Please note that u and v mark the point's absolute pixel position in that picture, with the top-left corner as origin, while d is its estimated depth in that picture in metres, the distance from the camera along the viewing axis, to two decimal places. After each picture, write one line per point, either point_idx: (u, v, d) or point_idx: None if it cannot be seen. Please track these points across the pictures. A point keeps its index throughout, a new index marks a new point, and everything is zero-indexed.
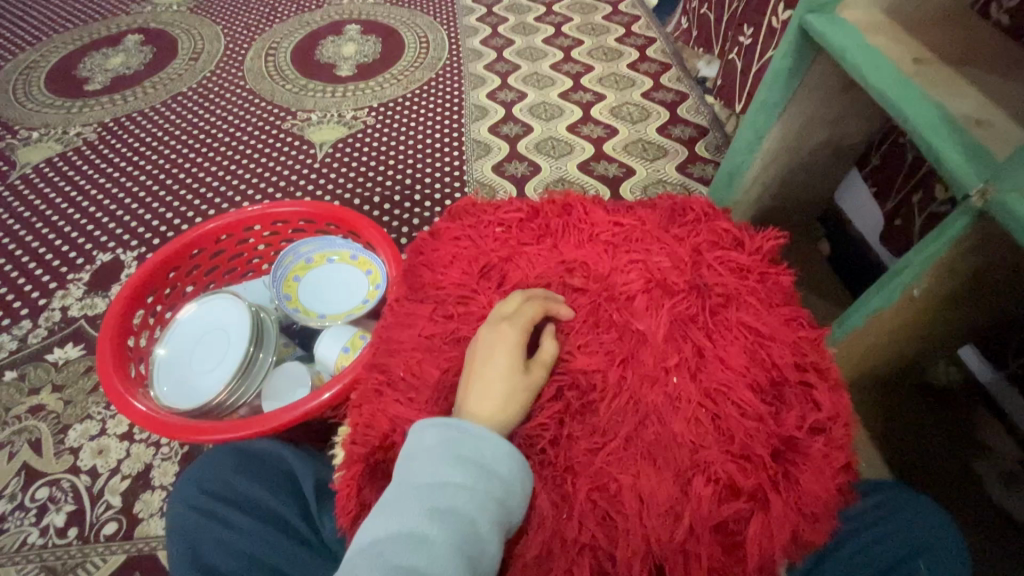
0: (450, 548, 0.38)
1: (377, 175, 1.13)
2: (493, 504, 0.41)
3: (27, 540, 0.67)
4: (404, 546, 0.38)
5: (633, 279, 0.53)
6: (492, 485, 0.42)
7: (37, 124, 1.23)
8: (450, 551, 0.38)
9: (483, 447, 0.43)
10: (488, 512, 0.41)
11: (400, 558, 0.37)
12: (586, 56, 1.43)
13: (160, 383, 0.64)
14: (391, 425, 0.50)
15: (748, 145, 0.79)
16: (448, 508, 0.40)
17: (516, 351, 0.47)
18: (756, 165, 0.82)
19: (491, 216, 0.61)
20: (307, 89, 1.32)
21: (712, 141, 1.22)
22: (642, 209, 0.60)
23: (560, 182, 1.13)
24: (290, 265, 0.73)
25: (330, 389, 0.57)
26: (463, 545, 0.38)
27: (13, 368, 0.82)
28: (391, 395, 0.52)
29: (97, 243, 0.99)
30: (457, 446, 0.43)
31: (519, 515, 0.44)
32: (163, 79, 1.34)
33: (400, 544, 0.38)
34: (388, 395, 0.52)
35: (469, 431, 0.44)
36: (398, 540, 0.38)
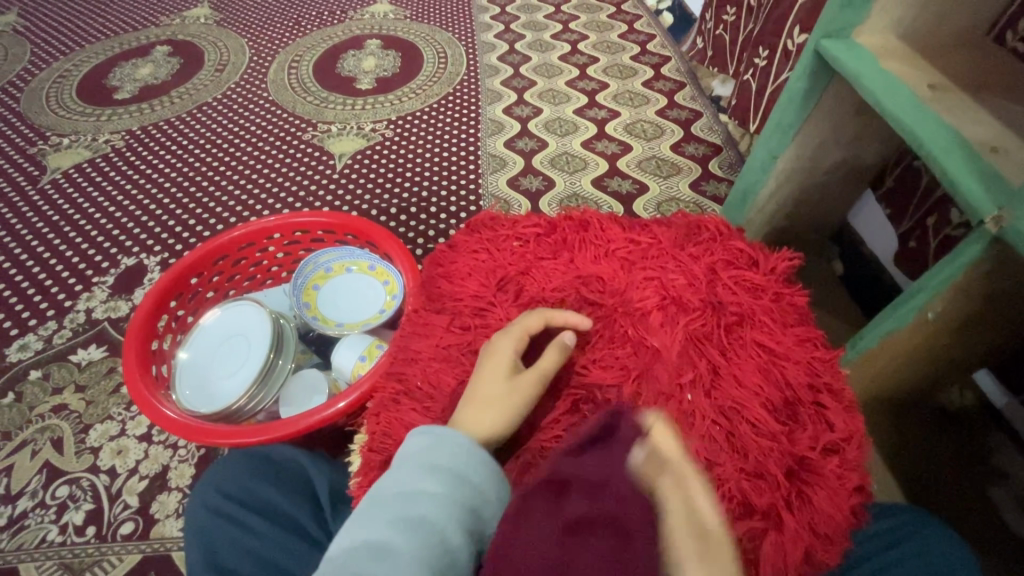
0: (415, 556, 0.38)
1: (394, 187, 1.15)
2: (463, 512, 0.42)
3: (47, 537, 0.68)
4: (369, 555, 0.39)
5: (649, 295, 0.54)
6: (463, 492, 0.43)
7: (68, 131, 1.27)
8: (413, 560, 0.38)
9: (458, 455, 0.44)
10: (458, 520, 0.41)
11: (365, 567, 0.38)
12: (601, 73, 1.46)
13: (182, 387, 0.65)
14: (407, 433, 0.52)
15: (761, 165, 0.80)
16: (416, 516, 0.41)
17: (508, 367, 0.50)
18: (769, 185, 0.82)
19: (509, 230, 0.62)
20: (327, 101, 1.35)
21: (726, 159, 1.23)
22: (657, 226, 0.61)
23: (574, 197, 1.15)
24: (310, 273, 0.75)
25: (344, 398, 0.58)
26: (429, 553, 0.39)
27: (38, 367, 0.84)
28: (408, 404, 0.53)
29: (122, 247, 1.02)
30: (432, 455, 0.44)
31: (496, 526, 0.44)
32: (189, 90, 1.38)
33: (366, 554, 0.39)
34: (404, 404, 0.53)
35: (444, 440, 0.45)
36: (365, 550, 0.39)
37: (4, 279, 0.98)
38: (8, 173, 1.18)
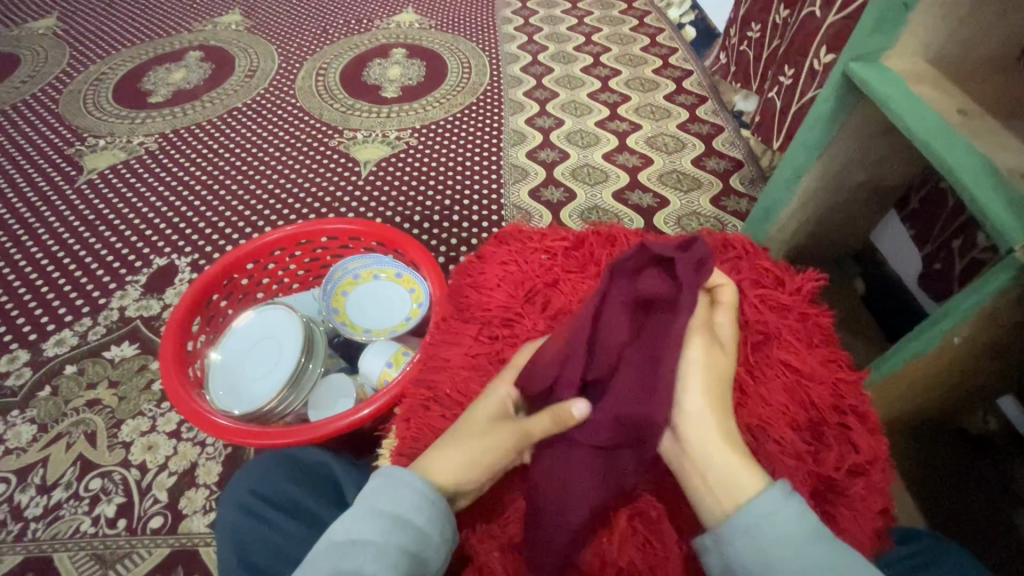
0: None
1: (417, 194, 1.17)
2: (403, 557, 0.41)
3: (80, 527, 0.70)
4: None
5: None
6: (403, 537, 0.42)
7: (104, 133, 1.31)
8: None
9: (404, 497, 0.44)
10: (397, 568, 0.41)
11: None
12: (623, 86, 1.47)
13: (215, 387, 0.68)
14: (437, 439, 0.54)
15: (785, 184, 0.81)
16: (352, 570, 0.40)
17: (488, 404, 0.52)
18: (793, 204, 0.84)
19: (537, 242, 0.64)
20: (353, 109, 1.38)
21: (747, 175, 1.23)
22: None
23: (594, 209, 1.16)
24: (339, 279, 0.77)
25: (369, 405, 0.59)
26: None
27: (73, 362, 0.87)
28: (437, 410, 0.55)
29: (154, 247, 1.05)
30: (378, 500, 0.44)
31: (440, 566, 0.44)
32: (221, 95, 1.42)
33: None
34: (434, 410, 0.55)
35: (389, 482, 0.45)
36: None
37: (41, 275, 1.01)
38: (46, 172, 1.22)
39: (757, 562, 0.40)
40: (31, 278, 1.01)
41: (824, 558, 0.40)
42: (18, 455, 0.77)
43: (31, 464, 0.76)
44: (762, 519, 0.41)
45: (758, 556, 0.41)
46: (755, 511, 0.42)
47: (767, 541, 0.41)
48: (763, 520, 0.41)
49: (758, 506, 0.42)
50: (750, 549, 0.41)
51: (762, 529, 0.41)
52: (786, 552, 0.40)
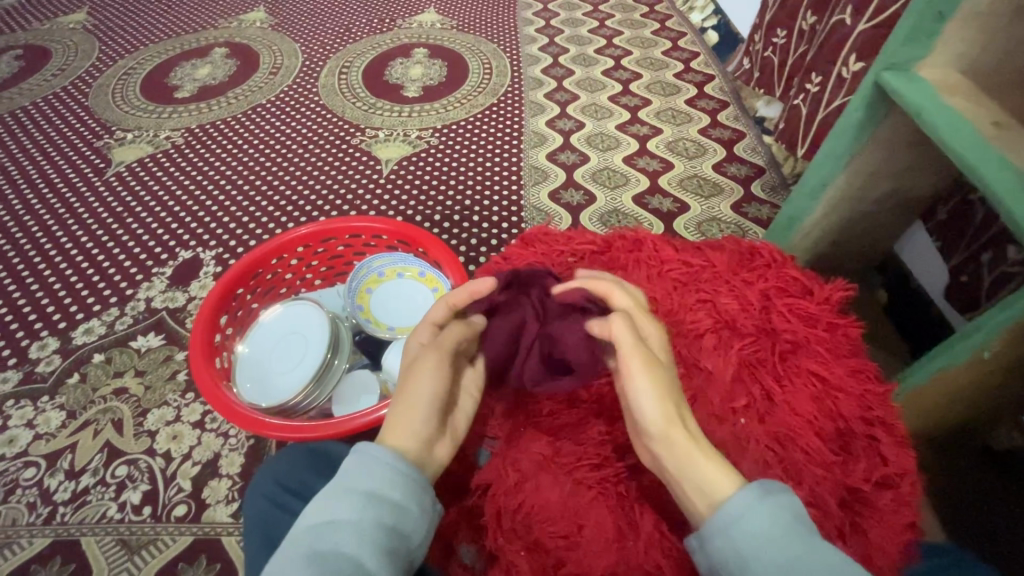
0: None
1: (438, 194, 1.18)
2: (382, 532, 0.40)
3: (107, 513, 0.72)
4: None
5: (702, 319, 0.55)
6: (381, 513, 0.41)
7: (132, 127, 1.34)
8: None
9: (377, 473, 0.43)
10: (377, 544, 0.39)
11: None
12: (644, 89, 1.47)
13: (242, 379, 0.69)
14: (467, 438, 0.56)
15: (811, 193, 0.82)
16: (331, 550, 0.38)
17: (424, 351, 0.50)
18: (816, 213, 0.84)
19: (562, 245, 0.64)
20: (375, 107, 1.39)
21: (768, 181, 1.23)
22: (711, 250, 0.62)
23: (614, 212, 1.16)
24: (363, 277, 0.77)
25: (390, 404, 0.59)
26: None
27: (101, 351, 0.89)
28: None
29: (180, 240, 1.07)
30: (349, 479, 0.42)
31: (421, 542, 0.43)
32: (246, 91, 1.44)
33: None
34: None
35: (361, 461, 0.43)
36: None
37: (70, 265, 1.03)
38: (75, 164, 1.25)
39: (732, 560, 0.38)
40: (61, 267, 1.03)
41: (805, 546, 0.37)
42: (47, 440, 0.78)
43: (59, 450, 0.77)
44: (737, 518, 0.39)
45: (735, 554, 0.38)
46: (731, 512, 0.39)
47: (744, 541, 0.38)
48: (735, 517, 0.39)
49: (730, 506, 0.40)
50: (727, 547, 0.39)
51: (735, 526, 0.39)
52: (760, 547, 0.37)
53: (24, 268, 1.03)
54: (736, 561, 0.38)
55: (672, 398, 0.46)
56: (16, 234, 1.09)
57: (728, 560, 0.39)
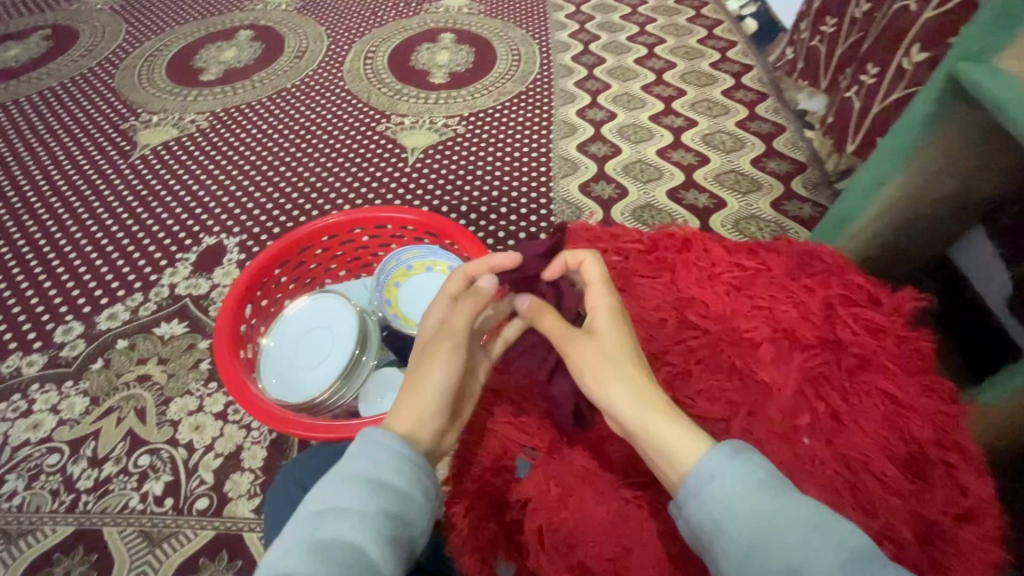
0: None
1: (465, 184, 1.15)
2: (386, 520, 0.41)
3: (129, 503, 0.71)
4: None
5: (759, 328, 0.51)
6: (383, 500, 0.42)
7: (157, 109, 1.32)
8: None
9: (380, 460, 0.43)
10: (379, 531, 0.40)
11: None
12: (678, 79, 1.41)
13: (267, 375, 0.66)
14: (503, 446, 0.52)
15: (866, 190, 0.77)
16: (333, 535, 0.39)
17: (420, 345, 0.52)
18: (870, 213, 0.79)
19: (604, 243, 0.60)
20: (401, 93, 1.36)
21: (810, 178, 1.17)
22: (766, 252, 0.57)
23: (648, 207, 1.11)
24: (392, 270, 0.75)
25: None
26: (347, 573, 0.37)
27: (125, 337, 0.88)
28: (502, 414, 0.53)
29: (204, 226, 1.05)
30: (353, 465, 0.43)
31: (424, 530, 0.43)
32: (271, 74, 1.42)
33: None
34: (499, 415, 0.53)
35: (366, 445, 0.44)
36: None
37: (95, 248, 1.02)
38: (101, 146, 1.24)
39: (708, 523, 0.39)
40: (85, 250, 1.02)
41: (777, 505, 0.38)
42: (70, 426, 0.77)
43: (82, 436, 0.76)
44: (710, 480, 0.40)
45: (710, 518, 0.39)
46: (701, 473, 0.40)
47: (717, 504, 0.39)
48: (705, 481, 0.40)
49: (701, 468, 0.40)
50: (701, 511, 0.40)
51: (706, 489, 0.40)
52: (732, 510, 0.38)
53: (50, 251, 1.02)
54: (709, 524, 0.39)
55: (615, 380, 0.46)
56: (42, 216, 1.09)
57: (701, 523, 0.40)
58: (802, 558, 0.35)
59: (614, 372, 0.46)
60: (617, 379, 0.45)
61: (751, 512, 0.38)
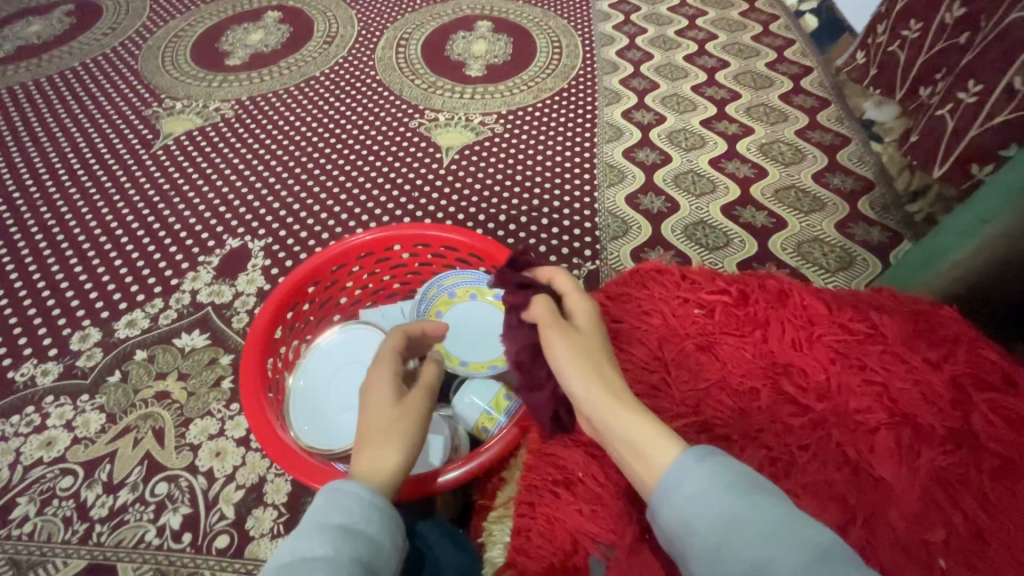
0: None
1: (503, 191, 1.07)
2: (358, 568, 0.39)
3: (145, 537, 0.66)
4: None
5: (873, 410, 0.44)
6: (356, 547, 0.40)
7: (181, 95, 1.26)
8: None
9: (351, 508, 0.42)
10: None
11: None
12: (732, 80, 1.31)
13: (299, 422, 0.61)
14: (571, 540, 0.45)
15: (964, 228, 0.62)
16: None
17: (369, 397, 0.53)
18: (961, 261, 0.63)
19: (683, 290, 0.53)
20: (435, 86, 1.28)
21: (877, 198, 1.07)
22: (877, 311, 0.50)
23: (701, 224, 1.02)
24: (433, 298, 0.70)
25: (453, 469, 0.51)
26: None
27: (143, 348, 0.83)
28: (571, 502, 0.46)
29: (228, 227, 0.99)
30: (322, 514, 0.41)
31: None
32: (298, 61, 1.34)
33: None
34: (566, 499, 0.46)
35: (338, 493, 0.43)
36: None
37: (115, 246, 0.97)
38: (123, 133, 1.18)
39: (679, 528, 0.38)
40: (105, 249, 0.96)
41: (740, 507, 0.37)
42: (85, 445, 0.73)
43: (97, 458, 0.72)
44: (677, 487, 0.39)
45: (681, 523, 0.38)
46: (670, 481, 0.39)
47: (685, 508, 0.38)
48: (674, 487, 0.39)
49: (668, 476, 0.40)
50: (673, 517, 0.39)
51: (676, 492, 0.39)
52: (701, 512, 0.37)
53: (68, 248, 0.97)
54: (683, 526, 0.38)
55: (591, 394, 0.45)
56: (61, 208, 1.04)
57: (673, 522, 0.39)
58: (767, 557, 0.34)
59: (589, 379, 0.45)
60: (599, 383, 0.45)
61: (719, 511, 0.37)
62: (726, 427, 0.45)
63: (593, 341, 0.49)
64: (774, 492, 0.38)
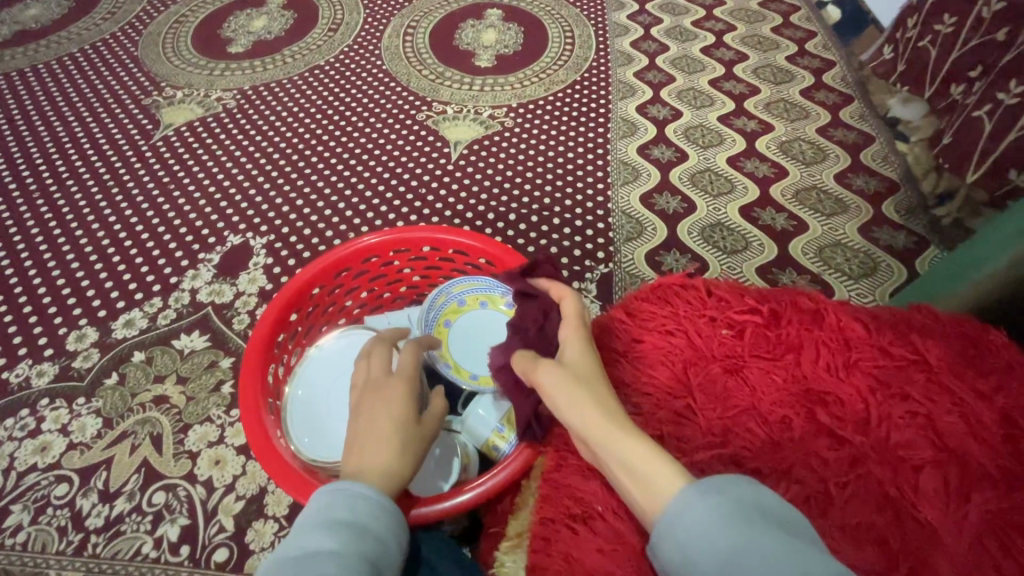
0: None
1: (513, 188, 1.03)
2: (364, 564, 0.39)
3: (141, 549, 0.64)
4: None
5: (916, 444, 0.41)
6: (363, 543, 0.40)
7: (181, 84, 1.22)
8: None
9: (357, 505, 0.42)
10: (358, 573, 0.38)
11: None
12: (751, 74, 1.26)
13: (298, 434, 0.58)
14: None
15: (1006, 235, 0.58)
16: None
17: (370, 400, 0.51)
18: (1002, 270, 0.58)
19: (709, 308, 0.50)
20: (443, 77, 1.23)
21: (903, 201, 1.02)
22: (920, 335, 0.46)
23: (718, 226, 0.99)
24: (442, 306, 0.66)
25: (471, 490, 0.50)
26: None
27: (141, 349, 0.80)
28: (590, 539, 0.42)
29: (229, 223, 0.96)
30: (329, 511, 0.42)
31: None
32: (302, 49, 1.30)
33: None
34: (584, 536, 0.43)
35: (343, 492, 0.43)
36: None
37: (112, 241, 0.94)
38: (122, 123, 1.14)
39: (679, 560, 0.36)
40: (103, 244, 0.94)
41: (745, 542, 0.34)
42: (81, 451, 0.71)
43: (94, 465, 0.70)
44: (677, 520, 0.37)
45: (681, 556, 0.36)
46: (672, 516, 0.37)
47: (686, 541, 0.36)
48: (676, 521, 0.37)
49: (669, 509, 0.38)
50: (674, 550, 0.37)
51: (678, 524, 0.37)
52: (702, 545, 0.36)
53: (65, 243, 0.94)
54: (682, 559, 0.36)
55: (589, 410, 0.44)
56: (58, 201, 1.01)
57: (673, 555, 0.37)
58: None
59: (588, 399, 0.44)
60: (588, 398, 0.44)
61: (722, 547, 0.35)
62: (757, 460, 0.43)
63: (580, 354, 0.48)
64: (789, 521, 0.36)
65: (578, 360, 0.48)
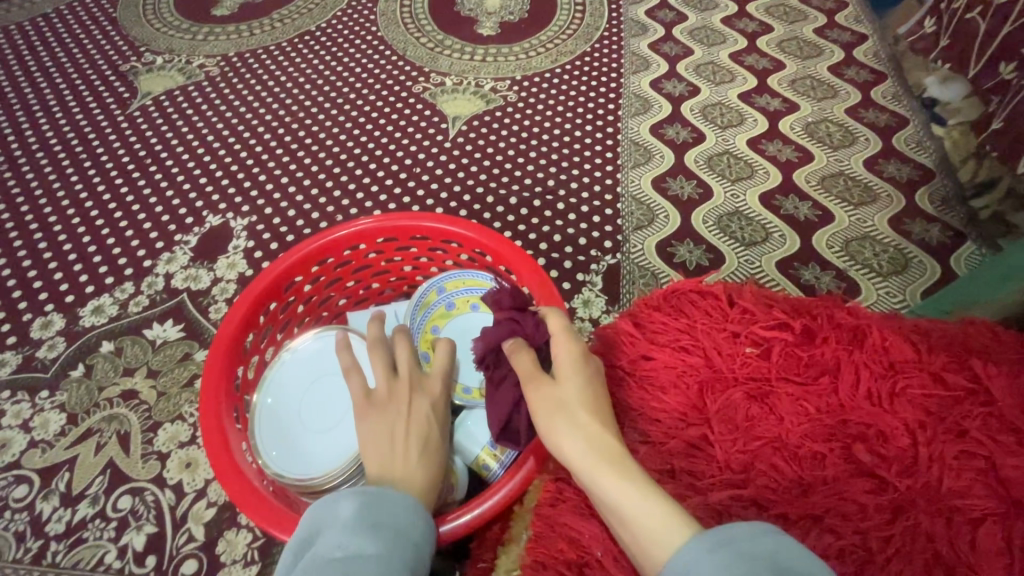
0: None
1: (515, 169, 0.96)
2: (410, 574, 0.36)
3: (105, 559, 0.59)
4: None
5: (973, 492, 0.36)
6: (407, 552, 0.37)
7: (162, 49, 1.13)
8: None
9: (398, 513, 0.39)
10: None
11: None
12: (776, 47, 1.16)
13: (267, 446, 0.52)
14: None
15: None
16: None
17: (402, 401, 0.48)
18: None
19: (731, 321, 0.44)
20: (443, 46, 1.14)
21: (938, 190, 0.94)
22: (980, 360, 0.40)
23: (736, 215, 0.91)
24: (429, 312, 0.61)
25: (464, 513, 0.44)
26: None
27: (111, 339, 0.74)
28: None
29: (208, 202, 0.89)
30: (372, 514, 0.38)
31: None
32: (292, 12, 1.20)
33: None
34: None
35: (386, 497, 0.40)
36: None
37: (82, 220, 0.87)
38: (97, 91, 1.06)
39: None
40: (72, 223, 0.87)
41: None
42: (42, 450, 0.66)
43: (56, 465, 0.65)
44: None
45: None
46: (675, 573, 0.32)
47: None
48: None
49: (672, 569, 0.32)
50: None
51: None
52: None
53: (32, 221, 0.88)
54: None
55: (573, 440, 0.39)
56: (26, 174, 0.94)
57: None
58: None
59: (569, 424, 0.40)
60: (568, 430, 0.40)
61: None
62: (784, 504, 0.37)
63: (570, 367, 0.43)
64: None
65: (567, 374, 0.43)
